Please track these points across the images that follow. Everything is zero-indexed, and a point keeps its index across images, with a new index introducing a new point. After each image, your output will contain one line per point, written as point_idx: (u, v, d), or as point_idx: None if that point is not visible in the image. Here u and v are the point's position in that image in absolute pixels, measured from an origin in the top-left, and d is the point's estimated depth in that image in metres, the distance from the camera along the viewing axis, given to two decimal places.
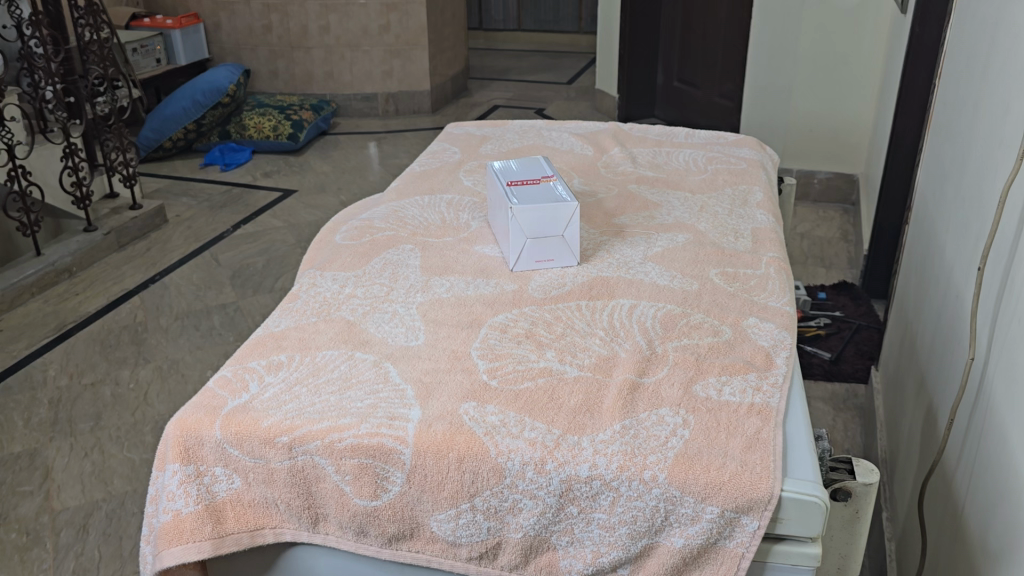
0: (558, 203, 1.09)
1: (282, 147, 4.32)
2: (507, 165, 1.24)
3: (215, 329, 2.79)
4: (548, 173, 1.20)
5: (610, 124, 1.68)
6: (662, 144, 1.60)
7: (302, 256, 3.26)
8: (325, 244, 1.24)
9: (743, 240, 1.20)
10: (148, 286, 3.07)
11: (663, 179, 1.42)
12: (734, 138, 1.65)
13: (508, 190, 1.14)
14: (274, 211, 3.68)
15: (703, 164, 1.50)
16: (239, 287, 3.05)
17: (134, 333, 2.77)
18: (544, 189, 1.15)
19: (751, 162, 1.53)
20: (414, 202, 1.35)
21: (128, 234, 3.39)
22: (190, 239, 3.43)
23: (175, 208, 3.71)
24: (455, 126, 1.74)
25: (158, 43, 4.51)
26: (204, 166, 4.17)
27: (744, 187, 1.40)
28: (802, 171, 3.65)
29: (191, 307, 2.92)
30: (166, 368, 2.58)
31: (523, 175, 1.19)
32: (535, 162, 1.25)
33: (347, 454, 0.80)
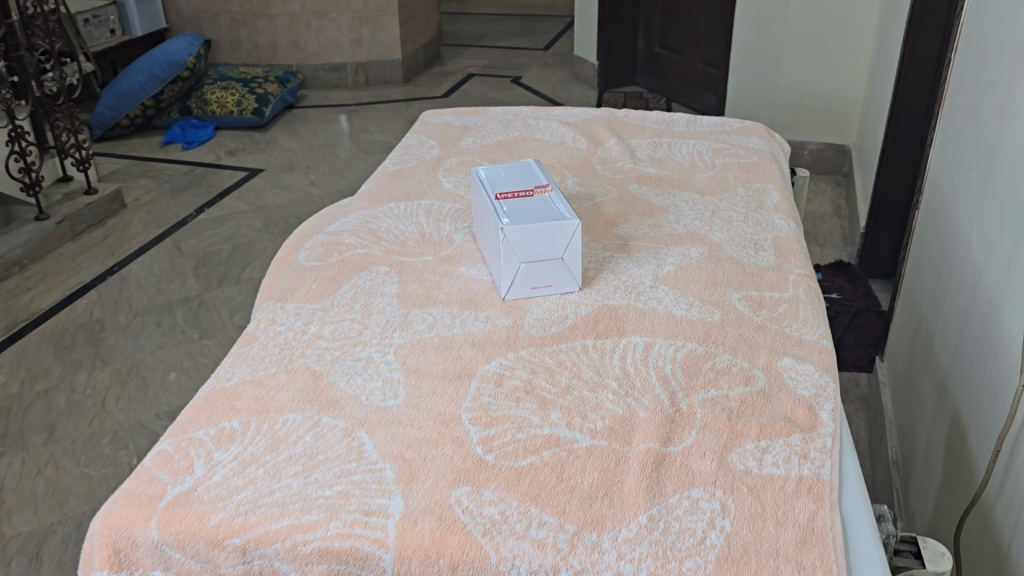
0: (556, 220, 0.94)
1: (247, 123, 4.11)
2: (492, 171, 1.08)
3: (178, 326, 2.61)
4: (542, 181, 1.04)
5: (604, 111, 1.53)
6: (663, 133, 1.45)
7: (269, 243, 3.09)
8: (286, 266, 1.08)
9: (764, 253, 1.06)
10: (106, 279, 2.88)
11: (667, 178, 1.27)
12: (739, 125, 1.50)
13: (498, 205, 0.98)
14: (240, 193, 3.49)
15: (709, 156, 1.35)
16: (203, 278, 2.87)
17: (91, 332, 2.59)
18: (539, 201, 0.99)
19: (762, 154, 1.38)
20: (388, 211, 1.19)
21: (83, 222, 3.19)
22: (150, 225, 3.24)
23: (133, 190, 3.50)
24: (431, 114, 1.57)
25: (111, 13, 4.26)
26: (164, 144, 3.95)
27: (757, 185, 1.26)
28: (791, 142, 3.50)
29: (153, 302, 2.73)
30: (125, 371, 2.41)
31: (513, 184, 1.03)
32: (525, 167, 1.09)
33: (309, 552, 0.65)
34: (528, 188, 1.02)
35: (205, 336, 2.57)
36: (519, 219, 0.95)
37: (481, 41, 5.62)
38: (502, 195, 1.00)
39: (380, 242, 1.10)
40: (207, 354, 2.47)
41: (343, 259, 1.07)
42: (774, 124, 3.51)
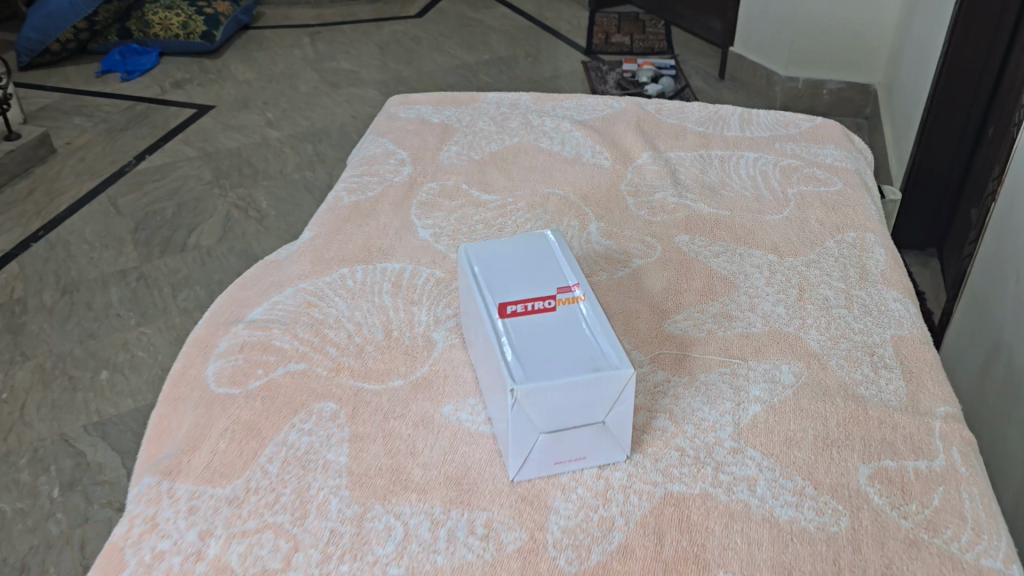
0: (597, 369, 0.59)
1: (195, 48, 3.64)
2: (490, 253, 0.73)
3: (112, 309, 2.19)
4: (569, 278, 0.69)
5: (629, 105, 1.16)
6: (711, 141, 1.09)
7: (221, 197, 2.66)
8: (185, 393, 0.73)
9: (890, 376, 0.73)
10: (31, 245, 2.44)
11: (728, 223, 0.93)
12: (809, 125, 1.14)
13: (504, 329, 0.63)
14: (188, 133, 3.05)
15: (778, 184, 1.00)
16: (143, 245, 2.43)
17: (9, 316, 2.17)
18: (568, 323, 0.64)
19: (846, 176, 1.03)
20: (338, 283, 0.83)
21: (5, 173, 2.72)
22: (83, 175, 2.77)
23: (64, 132, 3.02)
24: (398, 100, 1.20)
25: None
26: (101, 74, 3.46)
27: (852, 234, 0.91)
28: (809, 81, 3.02)
29: (84, 275, 2.31)
30: (48, 369, 2.00)
31: (525, 282, 0.68)
32: (539, 247, 0.73)
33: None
34: (548, 294, 0.67)
35: (145, 322, 2.15)
36: (538, 362, 0.60)
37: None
38: (508, 309, 0.65)
39: (329, 343, 0.76)
40: (145, 347, 2.06)
41: (271, 381, 0.72)
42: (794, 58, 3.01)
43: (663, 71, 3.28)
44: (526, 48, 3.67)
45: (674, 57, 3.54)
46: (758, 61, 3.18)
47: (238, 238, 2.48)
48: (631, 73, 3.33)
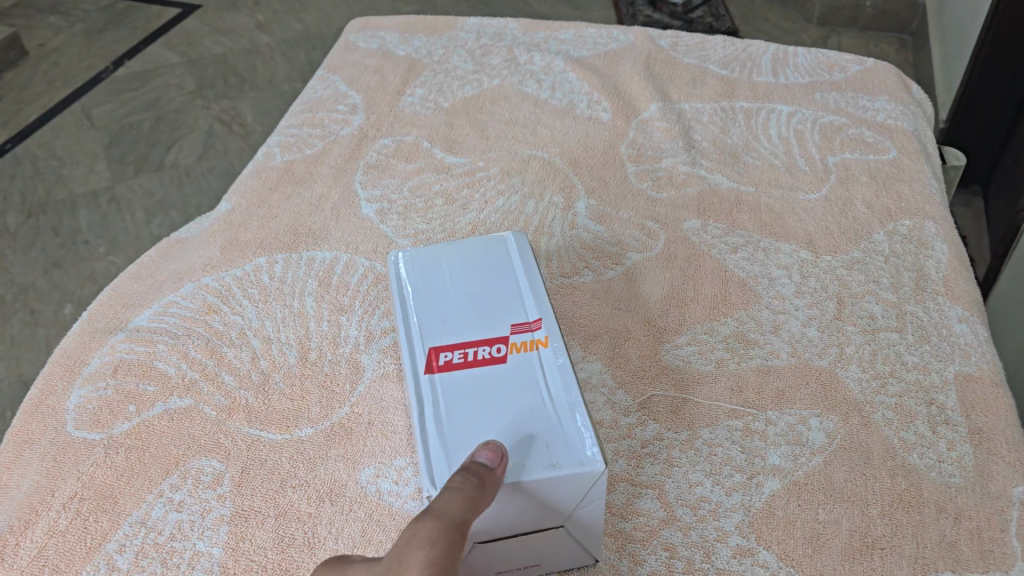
0: (551, 463, 0.43)
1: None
2: (431, 267, 0.57)
3: (80, 236, 1.79)
4: (530, 313, 0.53)
5: (638, 39, 0.96)
6: (735, 88, 0.89)
7: (207, 109, 2.16)
8: (35, 432, 0.57)
9: (953, 439, 0.55)
10: None
11: (751, 205, 0.74)
12: (858, 68, 0.93)
13: (430, 394, 0.48)
14: (171, 34, 2.47)
15: (816, 149, 0.80)
16: (117, 163, 1.97)
17: None
18: (518, 385, 0.48)
19: (902, 139, 0.83)
20: (251, 280, 0.66)
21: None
22: (54, 82, 2.28)
23: (36, 33, 2.50)
24: (358, 24, 1.00)
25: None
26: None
27: (907, 223, 0.72)
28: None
29: (51, 197, 1.88)
30: (9, 301, 1.66)
31: (468, 317, 0.53)
32: (499, 261, 0.57)
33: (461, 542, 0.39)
34: (499, 339, 0.51)
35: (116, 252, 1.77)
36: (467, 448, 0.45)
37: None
38: (440, 361, 0.50)
39: (227, 366, 0.60)
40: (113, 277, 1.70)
41: (143, 425, 0.56)
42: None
43: None
44: None
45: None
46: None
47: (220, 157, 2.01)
48: None
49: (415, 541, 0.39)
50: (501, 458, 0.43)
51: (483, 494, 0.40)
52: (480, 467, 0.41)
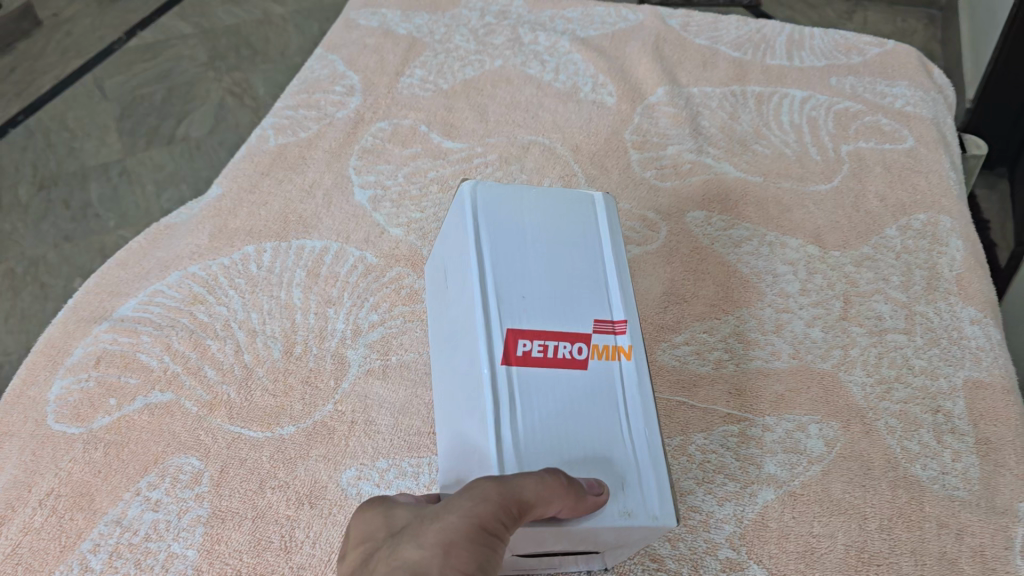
0: (624, 512, 0.42)
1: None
2: (514, 223, 0.50)
3: None
4: (617, 310, 0.48)
5: (649, 18, 0.92)
6: (748, 71, 0.86)
7: None
8: (12, 423, 0.55)
9: (959, 449, 0.53)
10: None
11: (759, 196, 0.71)
12: (878, 50, 0.89)
13: (502, 393, 0.44)
14: None
15: (831, 138, 0.77)
16: None
17: None
18: (594, 401, 0.45)
19: (921, 128, 0.79)
20: (239, 270, 0.64)
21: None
22: None
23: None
24: (358, 1, 0.97)
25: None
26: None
27: (922, 216, 0.70)
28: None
29: None
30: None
31: (551, 300, 0.47)
32: (587, 231, 0.51)
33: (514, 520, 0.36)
34: (581, 334, 0.47)
35: None
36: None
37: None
38: (517, 351, 0.45)
39: (210, 360, 0.58)
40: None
41: (123, 420, 0.55)
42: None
43: None
44: None
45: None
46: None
47: None
48: None
49: (472, 498, 0.36)
50: (600, 495, 0.41)
51: (559, 495, 0.38)
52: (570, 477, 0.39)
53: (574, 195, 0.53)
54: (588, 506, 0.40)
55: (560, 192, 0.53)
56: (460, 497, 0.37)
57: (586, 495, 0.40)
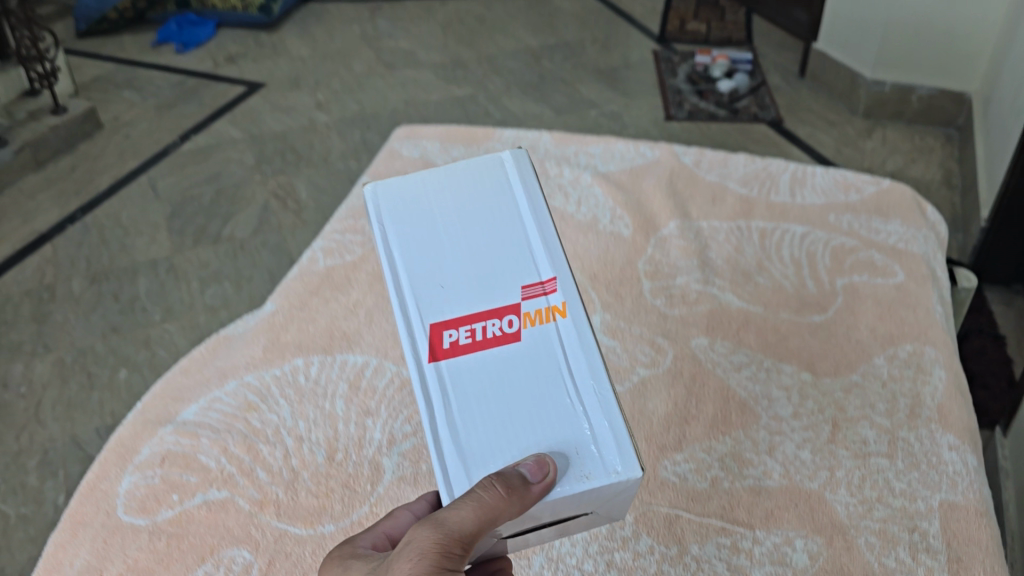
0: (584, 473, 0.47)
1: (253, 22, 2.97)
2: (424, 218, 0.57)
3: (139, 302, 1.76)
4: (544, 272, 0.54)
5: (665, 156, 1.02)
6: (753, 206, 0.94)
7: (267, 183, 2.13)
8: (89, 513, 0.63)
9: (932, 567, 0.58)
10: (68, 228, 2.00)
11: (759, 324, 0.78)
12: (874, 189, 0.98)
13: (437, 385, 0.51)
14: (235, 114, 2.46)
15: (825, 271, 0.85)
16: (177, 233, 1.96)
17: (38, 303, 1.77)
18: (535, 371, 0.51)
19: (910, 261, 0.87)
20: (288, 379, 0.72)
21: (48, 147, 2.26)
22: (126, 154, 2.28)
23: (111, 107, 2.51)
24: (402, 132, 1.07)
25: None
26: (154, 45, 2.87)
27: (908, 347, 0.76)
28: (898, 85, 2.24)
29: (115, 264, 1.87)
30: (68, 364, 1.62)
31: (472, 283, 0.54)
32: (501, 201, 0.57)
33: (468, 547, 0.44)
34: (509, 309, 0.53)
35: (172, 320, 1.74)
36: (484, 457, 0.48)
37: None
38: (444, 343, 0.52)
39: (262, 462, 0.65)
40: (167, 346, 1.65)
41: (185, 513, 0.62)
42: (887, 51, 2.21)
43: (738, 65, 2.54)
44: (596, 32, 2.83)
45: (752, 48, 2.70)
46: (841, 57, 2.36)
47: (274, 230, 1.97)
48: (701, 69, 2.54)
49: (422, 549, 0.44)
50: (547, 475, 0.45)
51: (500, 510, 0.43)
52: (512, 479, 0.44)
53: (478, 165, 0.59)
54: (536, 492, 0.45)
55: (466, 168, 0.59)
56: (408, 552, 0.44)
57: (532, 485, 0.44)
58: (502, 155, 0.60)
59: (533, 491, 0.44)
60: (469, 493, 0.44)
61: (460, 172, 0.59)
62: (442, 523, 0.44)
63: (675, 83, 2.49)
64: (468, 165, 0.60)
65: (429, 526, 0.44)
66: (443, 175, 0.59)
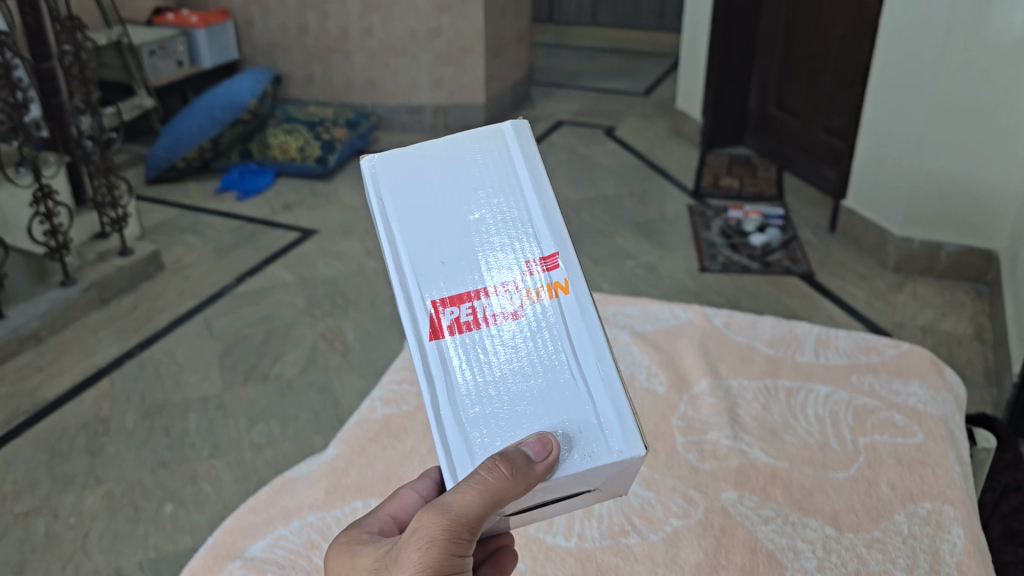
0: (589, 453, 0.55)
1: (310, 173, 3.19)
2: (425, 192, 0.63)
3: (189, 438, 1.83)
4: (544, 247, 0.61)
5: (699, 325, 1.13)
6: (779, 367, 1.03)
7: (315, 325, 2.24)
8: None
9: None
10: (127, 363, 2.10)
11: (786, 480, 0.84)
12: (894, 352, 1.04)
13: (439, 362, 0.59)
14: (289, 259, 2.60)
15: (846, 429, 0.91)
16: (229, 372, 2.05)
17: (93, 435, 1.85)
18: (537, 347, 0.59)
19: (930, 420, 0.92)
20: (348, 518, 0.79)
21: (113, 286, 2.38)
22: (186, 294, 2.41)
23: (174, 249, 2.67)
24: None
25: (179, 43, 3.33)
26: (218, 192, 3.08)
27: (928, 504, 0.80)
28: (927, 242, 2.30)
29: (168, 400, 1.96)
30: (117, 496, 1.67)
31: (471, 260, 0.61)
32: (501, 176, 0.63)
33: (478, 525, 0.52)
34: (510, 285, 0.60)
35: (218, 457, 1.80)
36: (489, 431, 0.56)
37: (577, 40, 4.70)
38: (446, 319, 0.59)
39: None
40: (213, 482, 1.70)
41: None
42: (917, 211, 2.29)
43: (770, 220, 2.65)
44: (633, 187, 2.98)
45: (783, 205, 2.81)
46: (871, 216, 2.44)
47: (321, 371, 2.05)
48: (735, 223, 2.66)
49: (431, 533, 0.51)
50: (549, 454, 0.53)
51: (507, 489, 0.51)
52: (518, 459, 0.51)
53: (479, 139, 0.65)
54: (540, 470, 0.52)
55: (466, 141, 0.65)
56: (419, 539, 0.52)
57: (536, 465, 0.52)
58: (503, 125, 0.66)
59: (536, 468, 0.51)
60: (474, 477, 0.51)
61: (457, 145, 0.65)
62: (448, 509, 0.51)
63: (710, 237, 2.60)
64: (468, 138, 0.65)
65: (439, 512, 0.51)
66: (443, 149, 0.65)
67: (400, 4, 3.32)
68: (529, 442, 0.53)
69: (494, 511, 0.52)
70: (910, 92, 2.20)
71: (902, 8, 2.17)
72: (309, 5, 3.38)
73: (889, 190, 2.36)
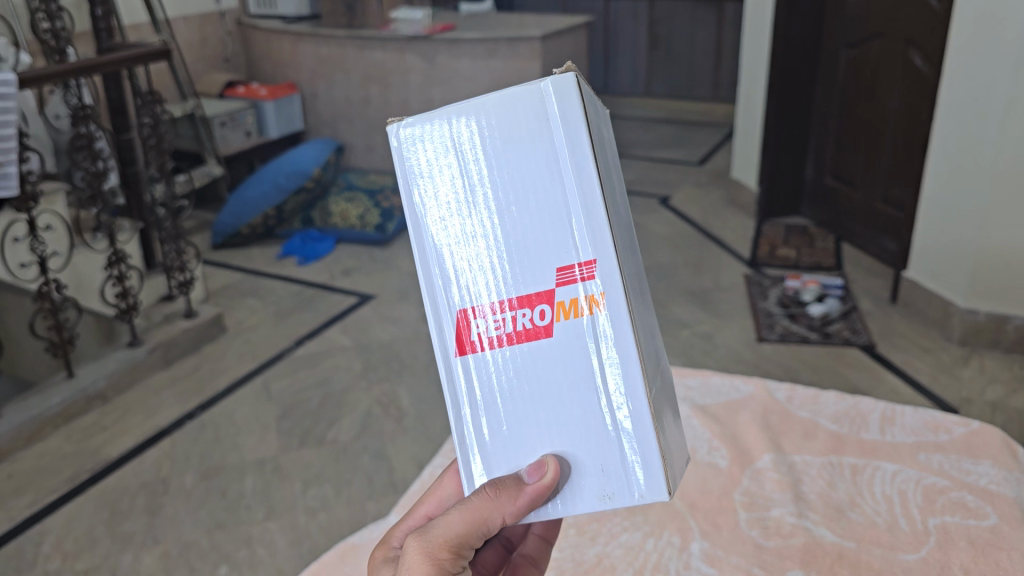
0: (610, 494, 0.57)
1: (368, 240, 3.25)
2: (444, 167, 0.58)
3: (244, 500, 1.85)
4: (582, 255, 0.56)
5: (761, 390, 1.14)
6: (843, 444, 1.02)
7: (369, 389, 2.26)
8: None
9: None
10: (188, 423, 2.14)
11: (854, 559, 0.83)
12: (963, 430, 1.01)
13: (458, 375, 0.59)
14: (345, 323, 2.65)
15: (914, 513, 0.88)
16: (285, 434, 2.08)
17: (152, 495, 1.88)
18: (568, 368, 0.58)
19: (1001, 505, 0.88)
20: None
21: (177, 348, 2.44)
22: (246, 356, 2.46)
23: (236, 312, 2.74)
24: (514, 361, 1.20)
25: (249, 114, 3.48)
26: (279, 257, 3.16)
27: None
28: (994, 314, 2.24)
29: (225, 461, 1.99)
30: (173, 557, 1.69)
31: (498, 266, 0.57)
32: (535, 155, 0.56)
33: (467, 546, 0.59)
34: (543, 298, 0.57)
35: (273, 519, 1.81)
36: (511, 456, 0.59)
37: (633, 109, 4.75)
38: (470, 331, 0.59)
39: None
40: (267, 545, 1.71)
41: None
42: (983, 283, 2.24)
43: (829, 290, 2.63)
44: (688, 256, 2.98)
45: (842, 275, 2.78)
46: (933, 287, 2.39)
47: (375, 435, 2.07)
48: (792, 292, 2.64)
49: (414, 559, 0.57)
50: (545, 477, 0.56)
51: (488, 510, 0.57)
52: (505, 483, 0.57)
53: (515, 101, 0.56)
54: (526, 495, 0.56)
55: (501, 102, 0.56)
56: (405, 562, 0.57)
57: (525, 486, 0.56)
58: (548, 82, 0.55)
59: (523, 490, 0.56)
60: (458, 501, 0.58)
61: (490, 107, 0.56)
62: (429, 530, 0.58)
63: (767, 307, 2.58)
64: (502, 95, 0.56)
65: (424, 535, 0.58)
66: (475, 115, 0.56)
67: (459, 77, 3.41)
68: (530, 468, 0.57)
69: (476, 531, 0.58)
70: (970, 166, 2.19)
71: (962, 85, 2.17)
72: (372, 78, 3.51)
73: (949, 262, 2.32)
